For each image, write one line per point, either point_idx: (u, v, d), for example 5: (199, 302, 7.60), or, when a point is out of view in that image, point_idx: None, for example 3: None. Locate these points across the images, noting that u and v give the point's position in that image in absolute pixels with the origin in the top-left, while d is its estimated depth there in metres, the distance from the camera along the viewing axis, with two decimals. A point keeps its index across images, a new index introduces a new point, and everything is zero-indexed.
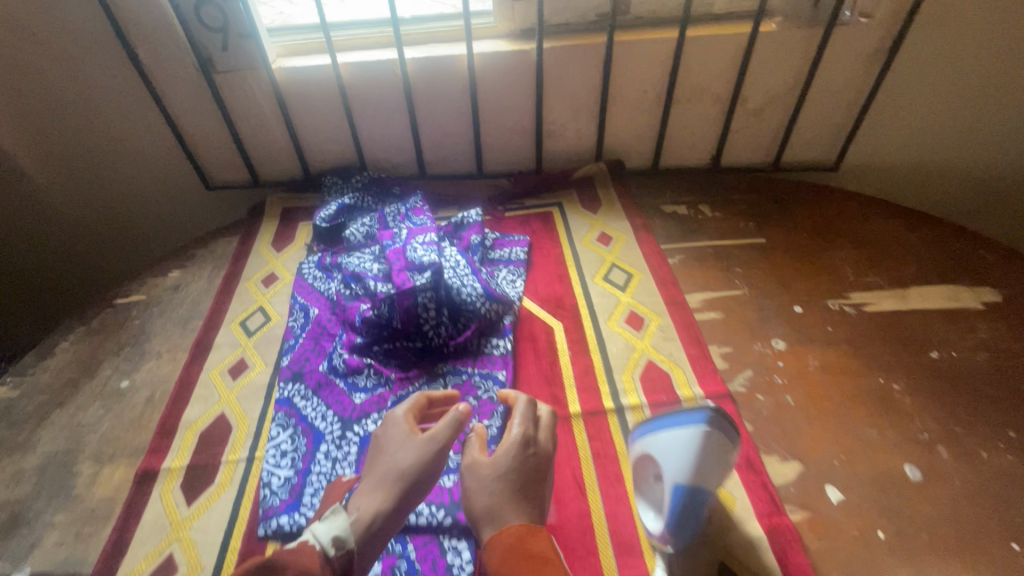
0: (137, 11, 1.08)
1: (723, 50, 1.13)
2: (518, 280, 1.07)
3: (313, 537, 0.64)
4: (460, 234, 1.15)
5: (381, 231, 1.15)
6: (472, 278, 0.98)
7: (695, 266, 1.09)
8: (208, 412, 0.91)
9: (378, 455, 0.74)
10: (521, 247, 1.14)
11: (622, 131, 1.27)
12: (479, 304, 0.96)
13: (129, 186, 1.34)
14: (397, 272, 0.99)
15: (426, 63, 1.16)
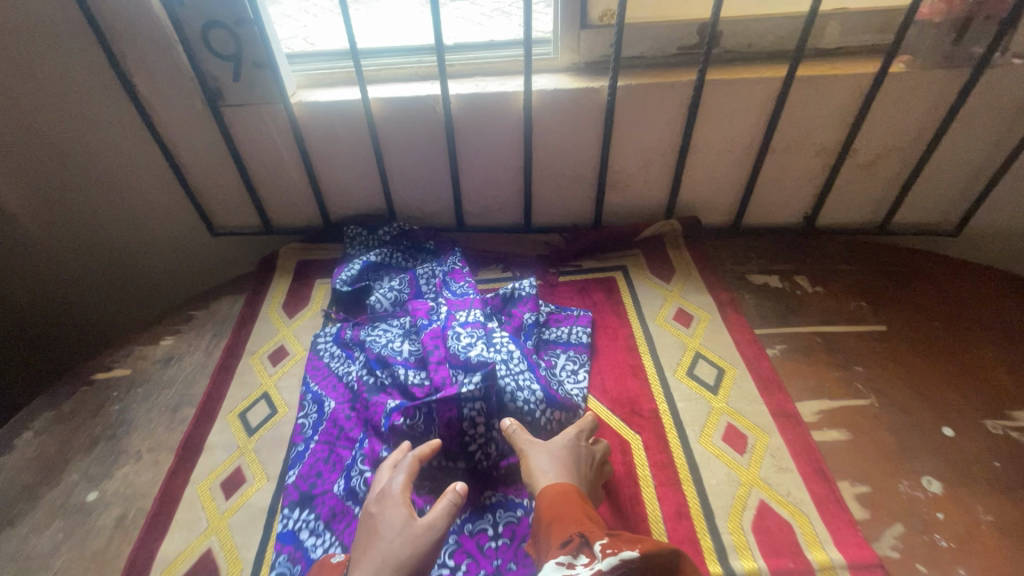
0: (136, 36, 0.91)
1: (836, 93, 0.93)
2: (581, 371, 0.88)
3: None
4: (509, 308, 0.95)
5: (413, 300, 0.96)
6: (529, 376, 0.79)
7: (801, 361, 0.87)
8: (191, 547, 0.71)
9: (368, 539, 0.62)
10: (583, 326, 0.94)
11: (701, 184, 1.06)
12: (539, 413, 0.77)
13: (123, 233, 1.16)
14: (435, 364, 0.82)
15: (474, 100, 0.97)
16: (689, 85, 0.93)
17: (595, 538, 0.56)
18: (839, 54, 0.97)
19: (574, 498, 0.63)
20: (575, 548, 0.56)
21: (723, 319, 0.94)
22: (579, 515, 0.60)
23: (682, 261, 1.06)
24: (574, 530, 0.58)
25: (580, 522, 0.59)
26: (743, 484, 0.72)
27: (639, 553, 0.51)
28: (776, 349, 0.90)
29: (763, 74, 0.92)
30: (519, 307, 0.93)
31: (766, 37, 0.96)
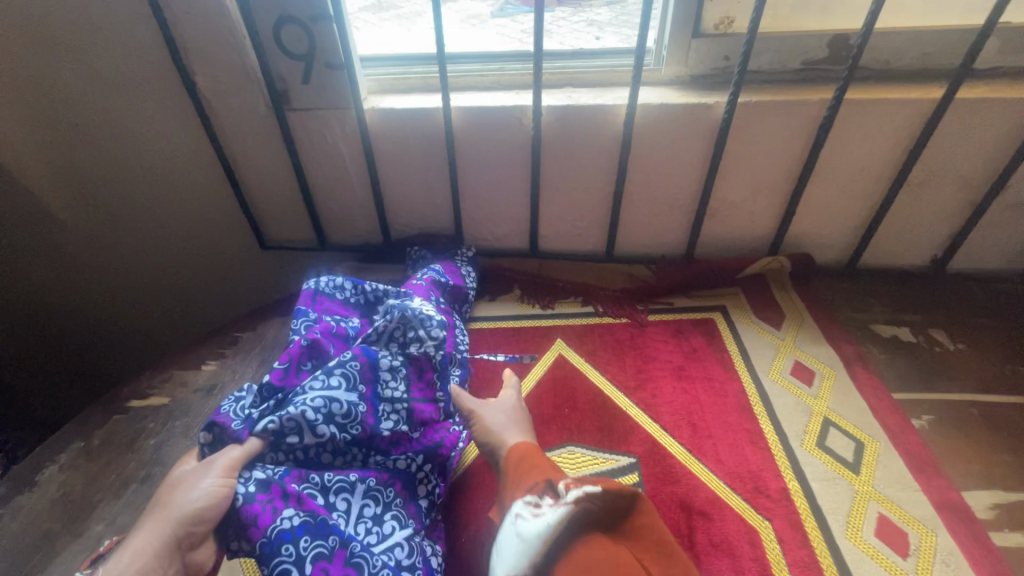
0: (204, 32, 0.83)
1: (996, 121, 0.79)
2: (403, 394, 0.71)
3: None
4: (329, 303, 0.84)
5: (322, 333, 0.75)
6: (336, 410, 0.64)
7: (957, 439, 0.73)
8: None
9: (159, 498, 0.56)
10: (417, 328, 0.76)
11: (816, 218, 0.93)
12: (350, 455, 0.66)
13: (169, 245, 1.07)
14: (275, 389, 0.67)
15: (567, 113, 0.86)
16: (822, 105, 0.81)
17: (558, 482, 0.57)
18: (994, 75, 0.83)
19: (540, 457, 0.63)
20: (538, 490, 0.57)
21: (852, 379, 0.80)
22: (545, 465, 0.61)
23: (794, 305, 0.92)
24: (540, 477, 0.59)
25: (545, 470, 0.60)
26: None
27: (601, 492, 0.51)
28: (923, 421, 0.75)
29: (911, 95, 0.79)
30: (332, 305, 0.84)
31: (913, 52, 0.82)
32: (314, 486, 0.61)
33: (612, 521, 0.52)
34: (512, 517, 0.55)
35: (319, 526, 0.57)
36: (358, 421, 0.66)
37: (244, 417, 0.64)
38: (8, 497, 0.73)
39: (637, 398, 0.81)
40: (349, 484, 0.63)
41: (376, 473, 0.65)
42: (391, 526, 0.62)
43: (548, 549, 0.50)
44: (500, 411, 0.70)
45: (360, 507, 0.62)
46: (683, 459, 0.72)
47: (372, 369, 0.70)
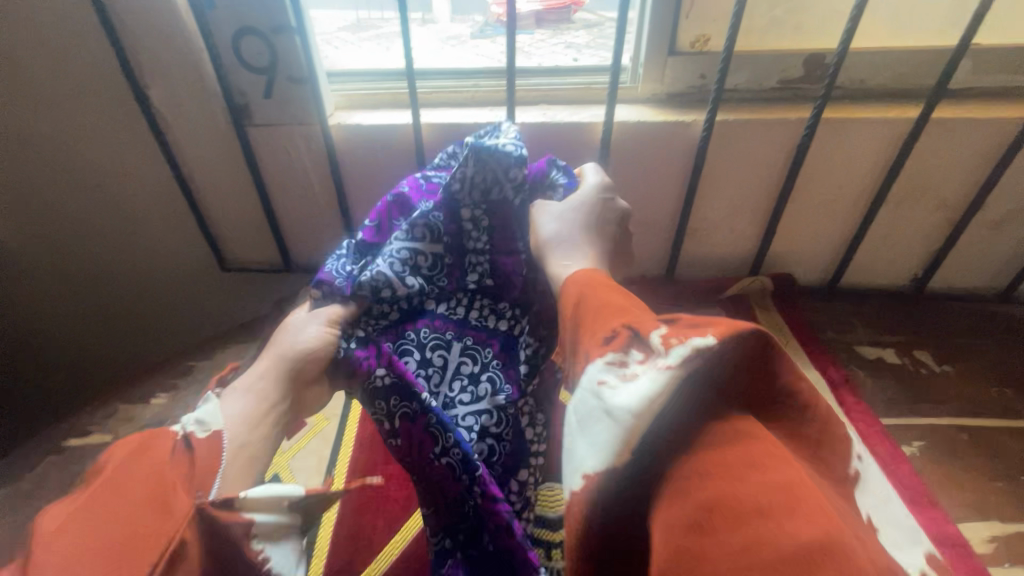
0: (157, 43, 0.78)
1: (972, 141, 0.79)
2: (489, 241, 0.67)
3: (175, 424, 0.50)
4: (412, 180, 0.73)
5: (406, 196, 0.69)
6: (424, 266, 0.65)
7: (950, 467, 0.70)
8: None
9: (276, 340, 0.61)
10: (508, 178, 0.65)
11: (797, 237, 0.91)
12: (454, 310, 0.67)
13: (120, 268, 1.01)
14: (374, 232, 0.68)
15: (543, 130, 0.83)
16: (799, 125, 0.80)
17: (646, 327, 0.41)
18: (968, 94, 0.82)
19: (612, 308, 0.47)
20: (623, 347, 0.41)
21: (840, 404, 0.77)
22: (620, 317, 0.45)
23: (777, 327, 0.90)
24: (617, 324, 0.44)
25: (625, 314, 0.45)
26: None
27: (718, 341, 0.35)
28: (915, 448, 0.72)
29: (888, 115, 0.78)
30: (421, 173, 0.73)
31: (888, 72, 0.82)
32: (412, 344, 0.64)
33: (747, 383, 0.37)
34: (593, 387, 0.39)
35: (419, 372, 0.63)
36: (451, 269, 0.67)
37: (346, 274, 0.64)
38: None
39: None
40: (446, 342, 0.65)
41: (475, 334, 0.66)
42: (485, 376, 0.64)
43: (647, 424, 0.35)
44: (552, 221, 0.65)
45: (458, 365, 0.64)
46: None
47: (455, 220, 0.66)
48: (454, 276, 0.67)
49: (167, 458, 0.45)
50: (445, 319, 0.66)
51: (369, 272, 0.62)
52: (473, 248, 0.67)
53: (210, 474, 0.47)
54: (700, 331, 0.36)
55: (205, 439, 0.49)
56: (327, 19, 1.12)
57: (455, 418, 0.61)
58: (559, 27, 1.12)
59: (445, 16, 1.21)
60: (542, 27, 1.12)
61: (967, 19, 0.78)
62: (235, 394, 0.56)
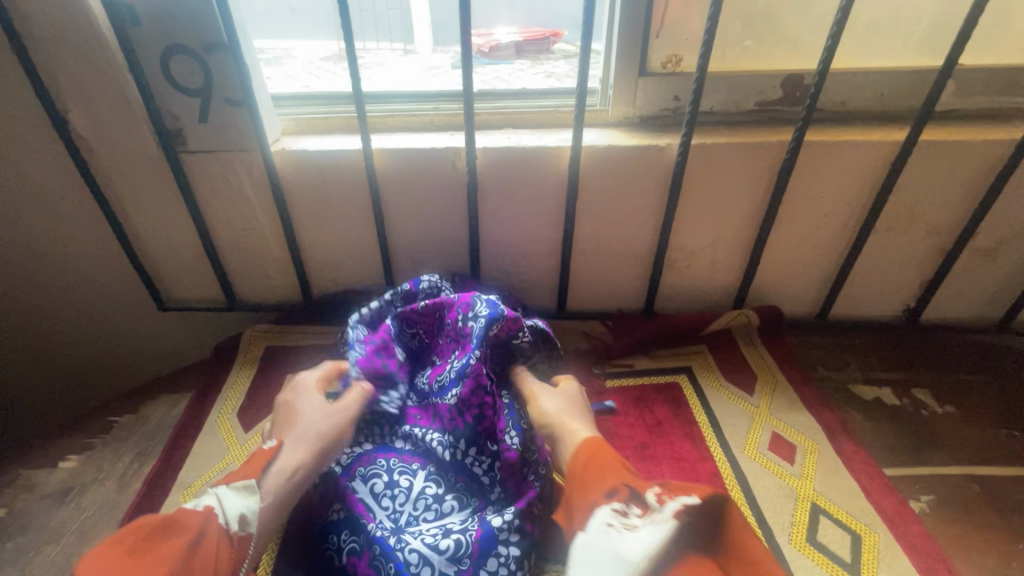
0: (74, 63, 0.70)
1: (961, 165, 0.74)
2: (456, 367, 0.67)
3: (218, 506, 0.51)
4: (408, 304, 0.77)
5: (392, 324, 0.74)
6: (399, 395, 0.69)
7: (964, 527, 0.62)
8: None
9: (288, 418, 0.62)
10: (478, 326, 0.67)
11: (782, 268, 0.85)
12: (427, 441, 0.63)
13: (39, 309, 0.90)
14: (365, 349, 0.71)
15: (507, 155, 0.77)
16: (779, 148, 0.74)
17: (642, 487, 0.51)
18: (952, 116, 0.78)
19: (614, 456, 0.56)
20: (624, 497, 0.50)
21: (838, 454, 0.70)
22: (615, 465, 0.55)
23: (766, 365, 0.82)
24: (611, 481, 0.52)
25: (619, 474, 0.53)
26: None
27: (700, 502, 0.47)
28: (924, 503, 0.65)
29: (872, 137, 0.73)
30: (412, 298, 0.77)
31: (869, 93, 0.77)
32: (379, 468, 0.61)
33: (710, 536, 0.46)
34: (603, 528, 0.48)
35: (376, 500, 0.59)
36: (464, 410, 0.64)
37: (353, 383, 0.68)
38: None
39: None
40: (411, 468, 0.61)
41: (455, 469, 0.62)
42: (453, 512, 0.59)
43: (650, 566, 0.44)
44: (555, 398, 0.67)
45: (422, 488, 0.60)
46: None
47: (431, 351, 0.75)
48: (460, 418, 0.64)
49: (214, 552, 0.48)
50: (426, 454, 0.63)
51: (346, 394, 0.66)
52: (494, 400, 0.66)
53: (245, 553, 0.50)
54: (686, 492, 0.48)
55: (242, 534, 0.51)
56: (304, 53, 1.08)
57: (403, 553, 0.54)
58: (539, 58, 1.08)
59: (425, 47, 1.17)
60: (522, 58, 1.08)
61: (950, 37, 0.74)
62: (272, 468, 0.56)
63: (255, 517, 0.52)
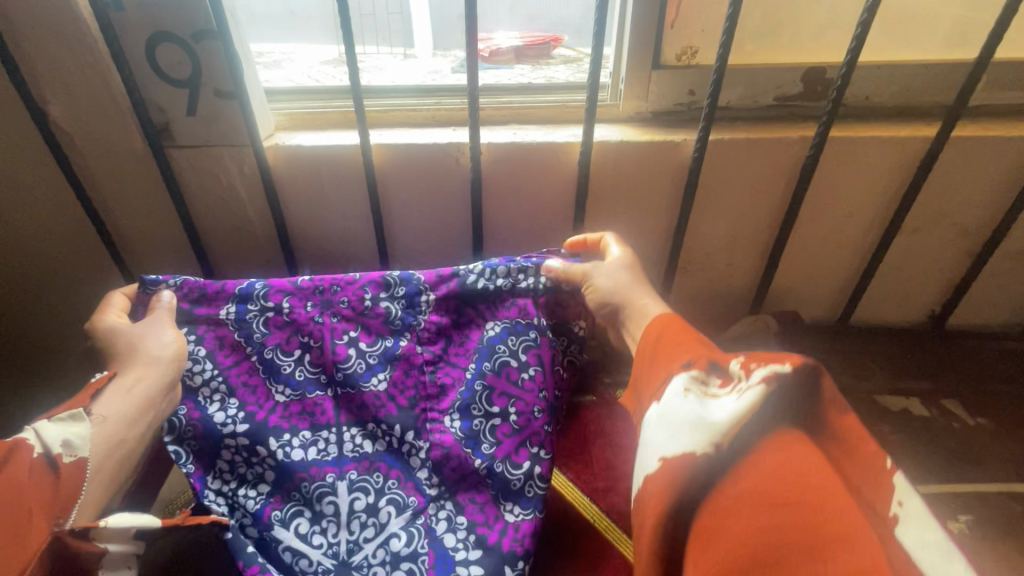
0: (54, 52, 0.66)
1: (994, 163, 0.70)
2: (362, 353, 0.62)
3: (35, 437, 0.45)
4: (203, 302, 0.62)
5: (201, 320, 0.61)
6: (283, 391, 0.61)
7: (1007, 550, 0.58)
8: None
9: (128, 342, 0.55)
10: (428, 296, 0.64)
11: (802, 270, 0.81)
12: (339, 451, 0.59)
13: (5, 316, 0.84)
14: (226, 362, 0.60)
15: (512, 152, 0.72)
16: (801, 144, 0.70)
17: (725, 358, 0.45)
18: (982, 112, 0.74)
19: (685, 330, 0.51)
20: (703, 366, 0.45)
21: None
22: (693, 339, 0.49)
23: None
24: (687, 354, 0.47)
25: (695, 344, 0.48)
26: None
27: (793, 369, 0.40)
28: (962, 523, 0.60)
29: (900, 133, 0.69)
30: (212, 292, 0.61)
31: (895, 87, 0.73)
32: (297, 504, 0.56)
33: (803, 414, 0.40)
34: (680, 396, 0.43)
35: (304, 541, 0.54)
36: (396, 394, 0.61)
37: (212, 409, 0.59)
38: None
39: (606, 506, 0.66)
40: (330, 485, 0.57)
41: (386, 463, 0.59)
42: (390, 523, 0.55)
43: (736, 430, 0.38)
44: (614, 270, 0.62)
45: (350, 501, 0.56)
46: None
47: (302, 338, 0.62)
48: (392, 404, 0.61)
49: (28, 480, 0.42)
50: (350, 460, 0.59)
51: (189, 426, 0.57)
52: (432, 381, 0.62)
53: (72, 492, 0.45)
54: (777, 359, 0.41)
55: (71, 465, 0.45)
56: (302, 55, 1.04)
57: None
58: (540, 62, 1.04)
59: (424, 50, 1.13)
60: (522, 63, 1.04)
61: (980, 29, 0.70)
62: (106, 393, 0.51)
63: (85, 443, 0.47)
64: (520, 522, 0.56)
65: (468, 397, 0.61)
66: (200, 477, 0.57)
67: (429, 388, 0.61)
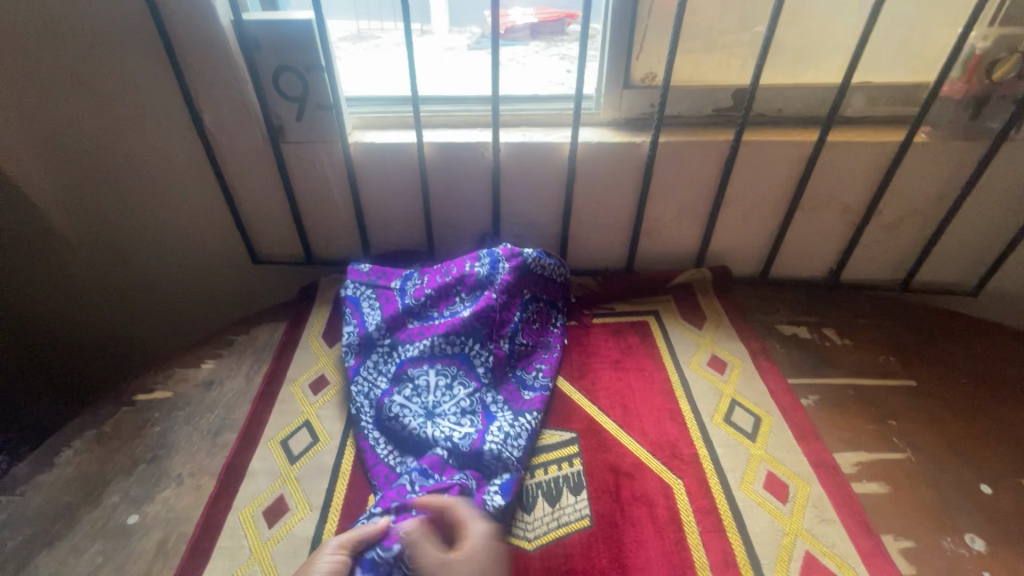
0: (212, 77, 0.98)
1: (863, 160, 0.99)
2: (460, 303, 0.95)
3: None
4: (387, 276, 1.03)
5: (381, 284, 1.02)
6: (414, 323, 0.96)
7: (837, 415, 0.89)
8: (266, 490, 0.81)
9: None
10: (503, 262, 0.94)
11: (732, 236, 1.11)
12: (433, 354, 0.89)
13: (116, 279, 1.24)
14: (387, 307, 0.98)
15: (521, 147, 1.03)
16: (725, 145, 1.00)
17: None
18: (863, 122, 1.02)
19: None
20: None
21: (756, 368, 0.97)
22: None
23: (714, 309, 1.09)
24: None
25: None
26: (786, 534, 0.73)
27: None
28: (811, 400, 0.92)
29: (794, 138, 0.98)
30: (395, 272, 1.04)
31: (798, 103, 1.02)
32: (406, 383, 0.88)
33: None
34: None
35: (409, 401, 0.86)
36: (475, 320, 0.90)
37: (368, 328, 0.96)
38: (30, 476, 0.83)
39: (580, 385, 0.95)
40: (426, 371, 0.88)
41: (459, 362, 0.90)
42: (460, 392, 0.87)
43: None
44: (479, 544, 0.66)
45: (437, 380, 0.88)
46: (615, 433, 0.87)
47: (426, 291, 0.96)
48: (470, 326, 0.90)
49: None
50: (437, 356, 0.90)
51: (356, 337, 0.96)
52: (499, 317, 0.92)
53: None
54: None
55: None
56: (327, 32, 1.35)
57: (434, 428, 0.81)
58: (555, 40, 1.32)
59: (442, 27, 1.41)
60: (536, 39, 1.32)
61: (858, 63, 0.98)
62: None
63: None
64: (533, 397, 0.90)
65: (515, 329, 0.94)
66: (357, 368, 0.93)
67: (496, 322, 0.91)
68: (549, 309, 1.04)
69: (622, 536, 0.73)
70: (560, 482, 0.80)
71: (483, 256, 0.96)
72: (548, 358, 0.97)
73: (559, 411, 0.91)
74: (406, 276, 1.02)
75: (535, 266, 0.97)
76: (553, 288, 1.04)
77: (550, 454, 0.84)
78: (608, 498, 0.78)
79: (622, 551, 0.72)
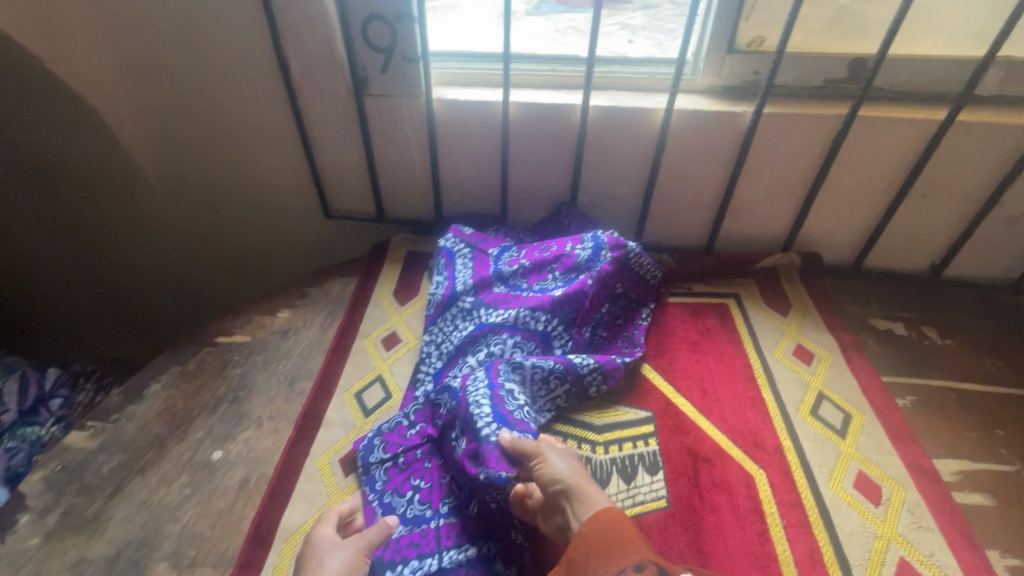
0: (301, 23, 0.95)
1: (994, 143, 0.89)
2: (551, 282, 0.93)
3: None
4: (483, 241, 1.02)
5: (478, 245, 1.01)
6: (501, 288, 0.94)
7: (935, 417, 0.83)
8: (339, 443, 0.83)
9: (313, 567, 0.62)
10: (606, 251, 0.92)
11: (828, 219, 1.04)
12: (516, 323, 0.87)
13: (172, 232, 1.30)
14: (478, 269, 0.96)
15: (611, 112, 0.97)
16: (836, 119, 0.91)
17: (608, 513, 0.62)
18: (1000, 101, 0.91)
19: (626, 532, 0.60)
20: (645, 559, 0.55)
21: (846, 362, 0.91)
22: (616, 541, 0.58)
23: (800, 297, 1.03)
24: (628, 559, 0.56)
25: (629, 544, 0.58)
26: (879, 537, 0.69)
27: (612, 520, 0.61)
28: (907, 401, 0.86)
29: (917, 116, 0.89)
30: (494, 241, 1.03)
31: (924, 78, 0.92)
32: (485, 347, 0.86)
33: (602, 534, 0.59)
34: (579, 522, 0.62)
35: None
36: (566, 301, 0.88)
37: (455, 286, 0.95)
38: (122, 405, 0.88)
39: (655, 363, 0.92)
40: (505, 340, 0.86)
41: (539, 337, 0.88)
42: None
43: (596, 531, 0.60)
44: (562, 462, 0.68)
45: (514, 350, 0.86)
46: (693, 416, 0.84)
47: (520, 263, 0.94)
48: (559, 307, 0.88)
49: None
50: (519, 328, 0.88)
51: (440, 289, 0.96)
52: (589, 305, 0.90)
53: None
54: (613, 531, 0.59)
55: None
56: None
57: None
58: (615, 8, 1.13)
59: None
60: None
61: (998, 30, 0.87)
62: None
63: None
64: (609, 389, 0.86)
65: (600, 318, 0.92)
66: (434, 320, 0.94)
67: (584, 309, 0.90)
68: (636, 307, 0.99)
69: (701, 522, 0.71)
70: (635, 460, 0.78)
71: (585, 241, 0.93)
72: (627, 351, 0.92)
73: (634, 390, 0.88)
74: (504, 247, 1.01)
75: (633, 257, 0.94)
76: (644, 290, 1.00)
77: (624, 431, 0.82)
78: (686, 481, 0.76)
79: (702, 538, 0.70)
